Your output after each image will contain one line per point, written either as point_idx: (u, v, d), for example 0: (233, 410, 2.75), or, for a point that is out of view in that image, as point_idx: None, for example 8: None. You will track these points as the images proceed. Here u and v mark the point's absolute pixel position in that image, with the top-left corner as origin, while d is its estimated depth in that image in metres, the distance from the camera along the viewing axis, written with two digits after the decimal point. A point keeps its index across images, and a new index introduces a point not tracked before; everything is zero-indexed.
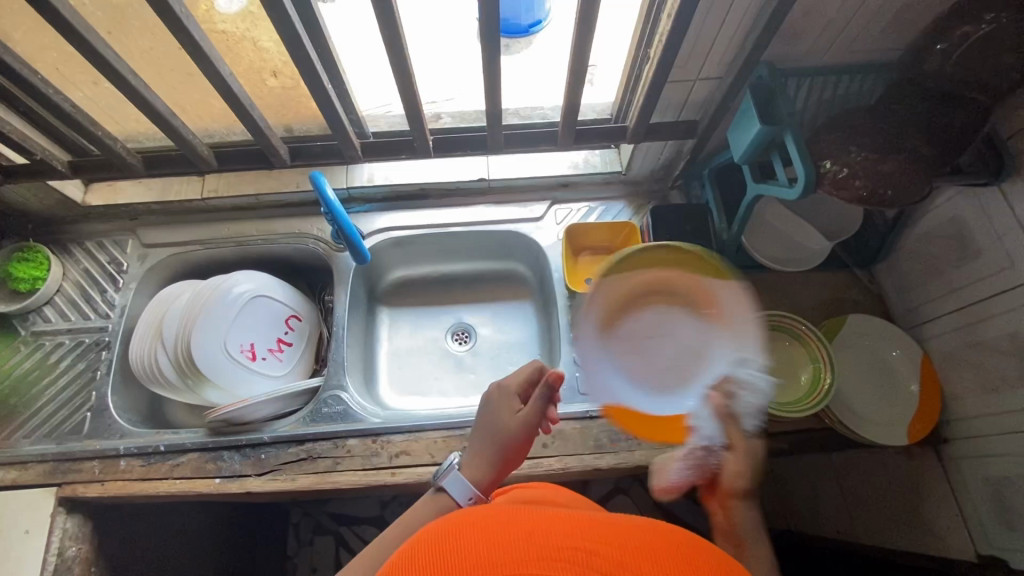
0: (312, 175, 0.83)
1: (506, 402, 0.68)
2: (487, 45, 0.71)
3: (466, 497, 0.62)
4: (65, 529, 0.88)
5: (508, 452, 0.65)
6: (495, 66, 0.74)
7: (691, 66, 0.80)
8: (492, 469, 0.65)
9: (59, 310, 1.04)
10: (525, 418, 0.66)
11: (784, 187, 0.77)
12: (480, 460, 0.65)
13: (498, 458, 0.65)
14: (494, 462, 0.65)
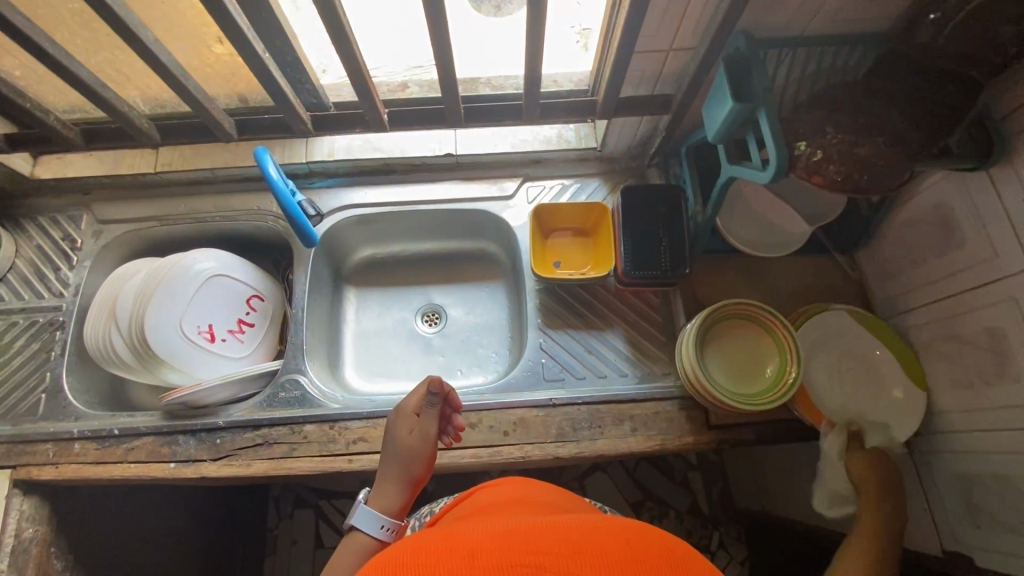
0: (256, 153, 0.79)
1: (402, 424, 0.72)
2: (434, 12, 0.65)
3: (380, 527, 0.65)
4: (22, 510, 0.88)
5: (412, 472, 0.70)
6: (445, 33, 0.68)
7: (663, 36, 0.73)
8: (400, 491, 0.69)
9: (13, 289, 1.01)
10: (422, 432, 0.72)
11: (756, 170, 0.72)
12: (386, 488, 0.69)
13: (404, 480, 0.69)
14: (401, 481, 0.69)
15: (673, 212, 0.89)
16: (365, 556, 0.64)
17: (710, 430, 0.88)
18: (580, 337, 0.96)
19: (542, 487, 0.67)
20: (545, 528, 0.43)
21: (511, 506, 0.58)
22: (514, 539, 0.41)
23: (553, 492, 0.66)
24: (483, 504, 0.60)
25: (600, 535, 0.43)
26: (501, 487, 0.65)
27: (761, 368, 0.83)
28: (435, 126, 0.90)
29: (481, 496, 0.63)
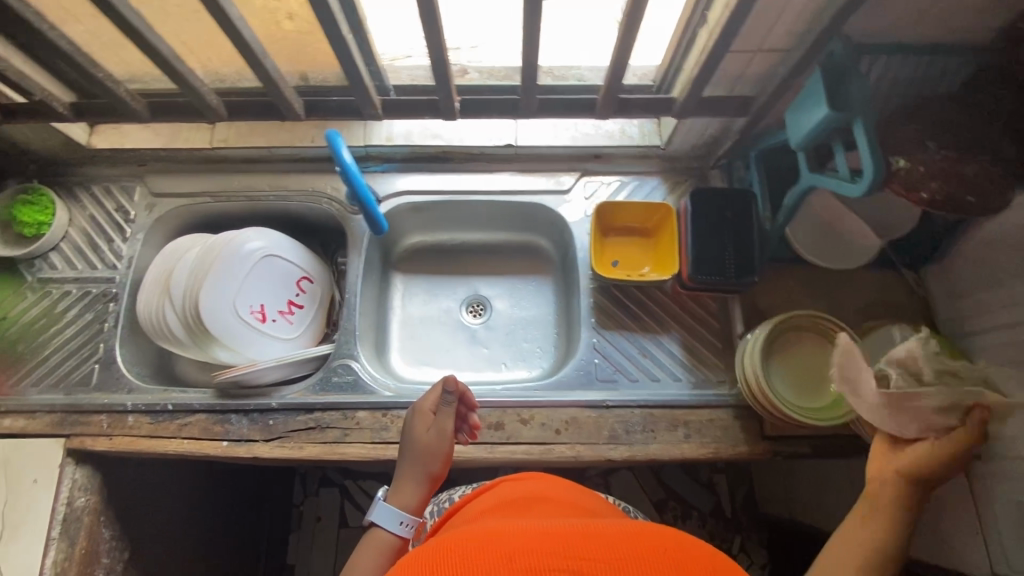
0: (329, 134, 0.76)
1: (420, 421, 0.71)
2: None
3: (400, 523, 0.66)
4: (74, 479, 0.88)
5: (431, 469, 0.69)
6: (539, 21, 0.66)
7: (757, 36, 0.71)
8: (420, 488, 0.69)
9: (66, 257, 1.00)
10: (438, 429, 0.71)
11: (846, 182, 0.70)
12: (406, 484, 0.69)
13: (423, 476, 0.69)
14: (422, 477, 0.69)
15: (744, 217, 0.87)
16: (390, 554, 0.65)
17: (764, 441, 0.87)
18: (634, 339, 0.94)
19: (568, 485, 0.67)
20: (576, 533, 0.43)
21: (538, 505, 0.58)
22: (544, 545, 0.41)
23: (577, 491, 0.66)
24: (508, 498, 0.60)
25: (633, 540, 0.43)
26: (531, 482, 0.65)
27: (825, 383, 0.81)
28: (504, 116, 0.88)
29: (507, 488, 0.63)
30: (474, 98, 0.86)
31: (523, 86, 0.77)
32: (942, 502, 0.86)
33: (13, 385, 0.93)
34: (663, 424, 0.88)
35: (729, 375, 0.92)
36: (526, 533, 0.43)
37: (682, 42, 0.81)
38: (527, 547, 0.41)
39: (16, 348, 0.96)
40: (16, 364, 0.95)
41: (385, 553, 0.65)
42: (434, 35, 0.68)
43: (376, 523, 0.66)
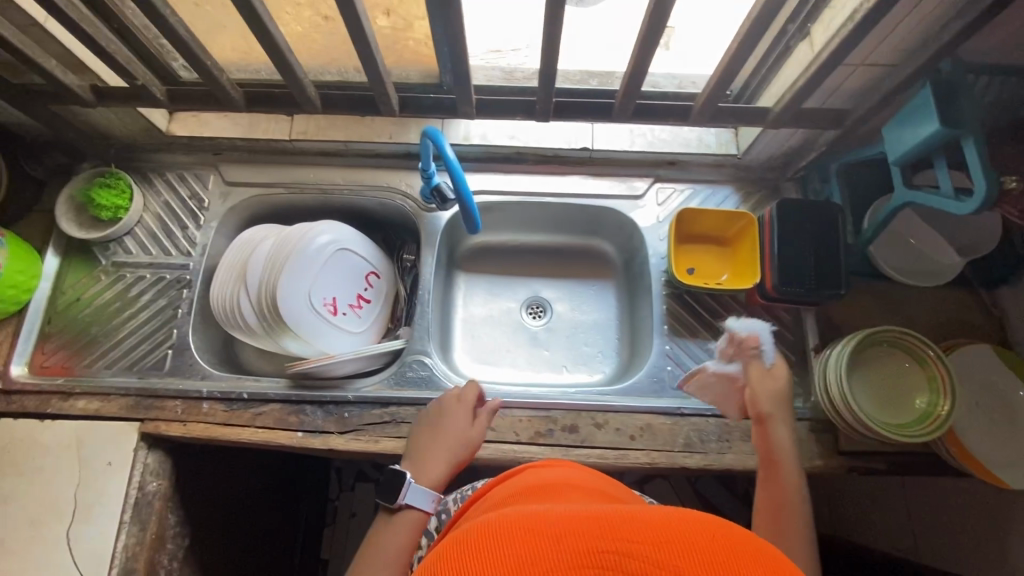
0: (430, 131, 0.80)
1: (456, 418, 0.79)
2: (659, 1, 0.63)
3: (430, 500, 0.71)
4: (147, 463, 0.88)
5: (456, 456, 0.76)
6: (661, 26, 0.67)
7: (867, 50, 0.71)
8: (444, 466, 0.75)
9: (140, 242, 1.01)
10: (476, 424, 0.80)
11: (950, 199, 0.70)
12: (433, 463, 0.74)
13: (448, 459, 0.75)
14: (449, 461, 0.75)
15: (828, 231, 0.87)
16: (417, 531, 0.69)
17: (839, 455, 0.86)
18: (707, 347, 0.94)
19: (587, 470, 0.63)
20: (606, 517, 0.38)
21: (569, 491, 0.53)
22: (569, 530, 0.36)
23: (608, 482, 0.61)
24: (537, 485, 0.55)
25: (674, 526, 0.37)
26: (552, 469, 0.60)
27: (906, 400, 0.81)
28: (593, 119, 0.88)
29: (535, 474, 0.59)
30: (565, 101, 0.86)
31: (626, 90, 0.78)
32: (1014, 524, 0.85)
33: (87, 367, 0.94)
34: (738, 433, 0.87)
35: (802, 388, 0.91)
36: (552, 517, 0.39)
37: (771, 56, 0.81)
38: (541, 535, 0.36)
39: (90, 330, 0.96)
40: (90, 347, 0.95)
41: (414, 524, 0.69)
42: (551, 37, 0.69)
43: (405, 499, 0.70)
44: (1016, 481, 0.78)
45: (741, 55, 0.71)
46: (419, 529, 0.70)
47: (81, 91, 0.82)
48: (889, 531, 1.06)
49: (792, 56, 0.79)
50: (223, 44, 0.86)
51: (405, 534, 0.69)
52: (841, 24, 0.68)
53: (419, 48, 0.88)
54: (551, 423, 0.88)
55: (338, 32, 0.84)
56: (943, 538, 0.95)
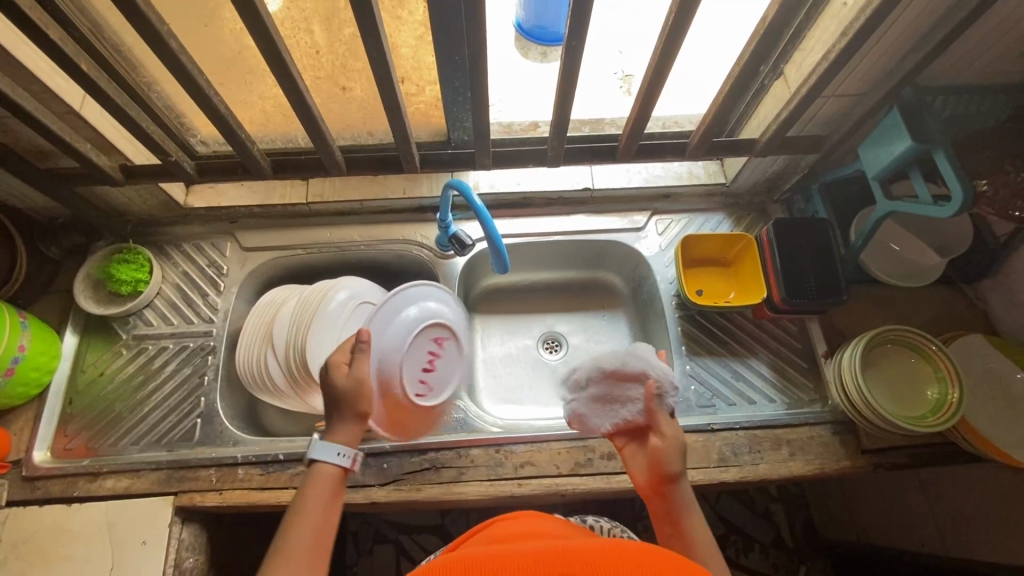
0: (455, 182, 0.88)
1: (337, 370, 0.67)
2: (660, 49, 0.73)
3: (338, 454, 0.62)
4: (182, 538, 0.85)
5: (365, 409, 0.66)
6: (662, 72, 0.76)
7: (838, 83, 0.81)
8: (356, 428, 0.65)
9: (162, 314, 1.02)
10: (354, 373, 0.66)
11: (932, 205, 0.79)
12: (344, 424, 0.65)
13: (355, 415, 0.65)
14: (364, 419, 0.66)
15: (822, 243, 0.95)
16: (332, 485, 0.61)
17: (864, 454, 0.90)
18: (724, 363, 0.99)
19: (559, 521, 0.64)
20: (512, 566, 0.42)
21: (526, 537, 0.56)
22: (508, 569, 0.41)
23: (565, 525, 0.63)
24: (501, 535, 0.57)
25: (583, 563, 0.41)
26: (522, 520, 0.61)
27: (920, 393, 0.86)
28: (597, 161, 0.96)
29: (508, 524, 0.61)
30: (570, 147, 0.94)
31: (630, 131, 0.87)
32: None
33: (112, 445, 0.92)
34: (766, 443, 0.91)
35: (819, 393, 0.96)
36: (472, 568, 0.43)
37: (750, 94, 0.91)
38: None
39: (115, 406, 0.95)
40: (114, 423, 0.94)
41: (330, 482, 0.61)
42: (565, 86, 0.78)
43: (315, 457, 0.61)
44: None
45: (731, 94, 0.81)
46: (336, 489, 0.61)
47: (112, 171, 0.86)
48: (916, 529, 1.08)
49: (770, 92, 0.89)
50: (245, 119, 0.91)
51: (322, 498, 0.60)
52: (814, 63, 0.77)
53: (429, 110, 0.94)
54: (589, 452, 0.89)
55: (355, 100, 0.91)
56: (969, 528, 0.98)
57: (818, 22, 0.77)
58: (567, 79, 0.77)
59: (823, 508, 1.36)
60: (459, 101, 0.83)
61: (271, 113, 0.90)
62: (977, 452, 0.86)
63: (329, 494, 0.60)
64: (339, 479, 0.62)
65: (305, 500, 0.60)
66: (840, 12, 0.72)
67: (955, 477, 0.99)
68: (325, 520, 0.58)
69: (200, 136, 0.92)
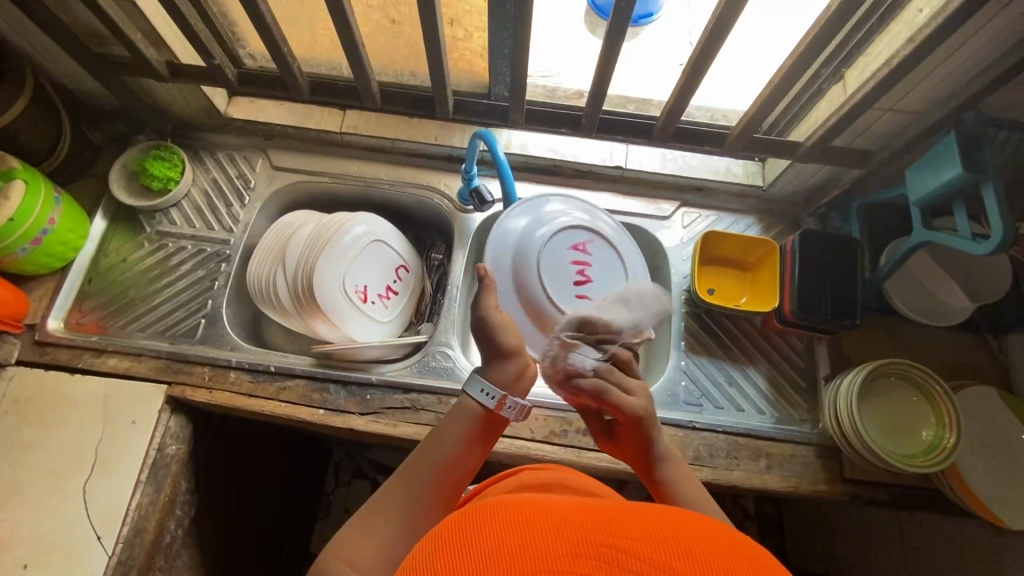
0: (483, 133, 0.88)
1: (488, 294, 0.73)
2: (714, 27, 0.70)
3: (484, 392, 0.67)
4: (169, 426, 0.90)
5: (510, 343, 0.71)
6: (711, 53, 0.73)
7: (896, 97, 0.76)
8: (504, 366, 0.70)
9: (186, 215, 1.05)
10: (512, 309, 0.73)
11: (969, 241, 0.75)
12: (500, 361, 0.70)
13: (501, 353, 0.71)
14: (512, 359, 0.71)
15: (847, 263, 0.91)
16: (472, 423, 0.65)
17: (843, 482, 0.88)
18: (721, 366, 0.97)
19: (574, 475, 0.72)
20: (566, 513, 0.39)
21: (555, 485, 0.64)
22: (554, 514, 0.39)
23: (589, 482, 0.70)
24: (536, 480, 0.66)
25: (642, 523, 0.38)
26: (549, 473, 0.69)
27: (914, 432, 0.84)
28: (632, 138, 0.94)
29: (531, 475, 0.68)
30: (608, 119, 0.92)
31: (669, 112, 0.85)
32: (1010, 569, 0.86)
33: (120, 328, 0.97)
34: (744, 451, 0.90)
35: (811, 415, 0.94)
36: (515, 508, 0.39)
37: (804, 96, 0.87)
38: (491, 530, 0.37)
39: (128, 293, 1.00)
40: (126, 308, 0.99)
41: (472, 421, 0.65)
42: (610, 52, 0.76)
43: (467, 394, 0.67)
44: (1016, 521, 0.80)
45: (779, 89, 0.78)
46: (477, 429, 0.65)
47: (159, 66, 0.88)
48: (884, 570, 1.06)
49: (825, 97, 0.85)
50: (293, 38, 0.92)
51: (459, 437, 0.64)
52: (875, 70, 0.73)
53: (474, 59, 0.93)
54: (566, 424, 0.90)
55: (401, 36, 0.90)
56: None
57: (888, 28, 0.72)
58: (612, 45, 0.75)
59: (796, 533, 1.34)
60: (502, 51, 0.81)
61: (316, 35, 0.91)
62: (960, 503, 0.84)
63: (469, 435, 0.65)
64: (482, 420, 0.66)
65: (444, 436, 0.64)
66: (913, 18, 0.68)
67: (934, 525, 0.96)
68: (458, 458, 0.62)
69: (248, 49, 0.93)
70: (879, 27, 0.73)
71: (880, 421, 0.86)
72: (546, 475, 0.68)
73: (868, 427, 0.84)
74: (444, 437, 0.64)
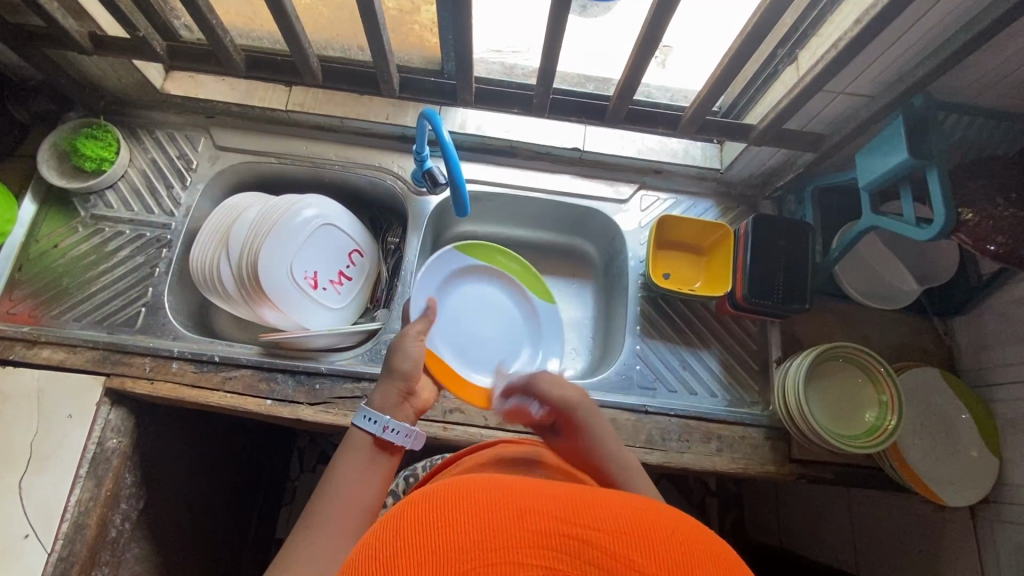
0: (428, 112, 0.84)
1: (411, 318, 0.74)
2: (658, 5, 0.67)
3: (374, 421, 0.64)
4: (109, 420, 0.87)
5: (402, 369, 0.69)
6: (659, 31, 0.71)
7: (848, 79, 0.75)
8: (396, 391, 0.69)
9: (123, 198, 1.00)
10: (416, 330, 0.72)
11: (913, 226, 0.75)
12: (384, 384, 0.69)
13: (391, 382, 0.69)
14: (400, 385, 0.69)
15: (798, 248, 0.91)
16: (365, 455, 0.63)
17: (791, 462, 0.90)
18: (676, 351, 0.98)
19: (556, 451, 0.74)
20: (547, 497, 0.37)
21: (535, 465, 0.63)
22: (532, 499, 0.37)
23: (569, 460, 0.71)
24: (509, 455, 0.66)
25: (605, 508, 0.37)
26: (523, 447, 0.70)
27: (858, 414, 0.86)
28: (586, 119, 0.92)
29: (505, 450, 0.68)
30: (564, 99, 0.90)
31: (621, 92, 0.83)
32: (947, 544, 0.89)
33: (55, 318, 0.93)
34: (696, 434, 0.90)
35: (761, 397, 0.95)
36: (474, 488, 0.37)
37: (757, 80, 0.87)
38: (445, 513, 0.36)
39: (62, 281, 0.95)
40: (60, 297, 0.94)
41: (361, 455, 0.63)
42: (557, 28, 0.73)
43: (354, 424, 0.65)
44: (952, 498, 0.84)
45: (732, 70, 0.76)
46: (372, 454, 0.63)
47: (79, 38, 0.82)
48: (829, 542, 1.10)
49: (779, 79, 0.84)
50: (229, 8, 0.86)
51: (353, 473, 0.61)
52: (825, 51, 0.72)
53: (424, 34, 0.89)
54: None
55: (345, 8, 0.85)
56: (879, 554, 0.99)
57: (839, 8, 0.71)
58: (558, 21, 0.72)
59: (751, 510, 1.38)
60: (448, 25, 0.77)
61: (250, 7, 0.85)
62: (900, 480, 0.87)
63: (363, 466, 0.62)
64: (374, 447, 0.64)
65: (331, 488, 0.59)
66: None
67: (877, 500, 0.99)
68: (359, 491, 0.60)
69: (182, 19, 0.88)
70: (831, 7, 0.71)
71: (838, 395, 0.87)
72: (522, 450, 0.69)
73: (818, 402, 0.87)
74: (334, 477, 0.60)
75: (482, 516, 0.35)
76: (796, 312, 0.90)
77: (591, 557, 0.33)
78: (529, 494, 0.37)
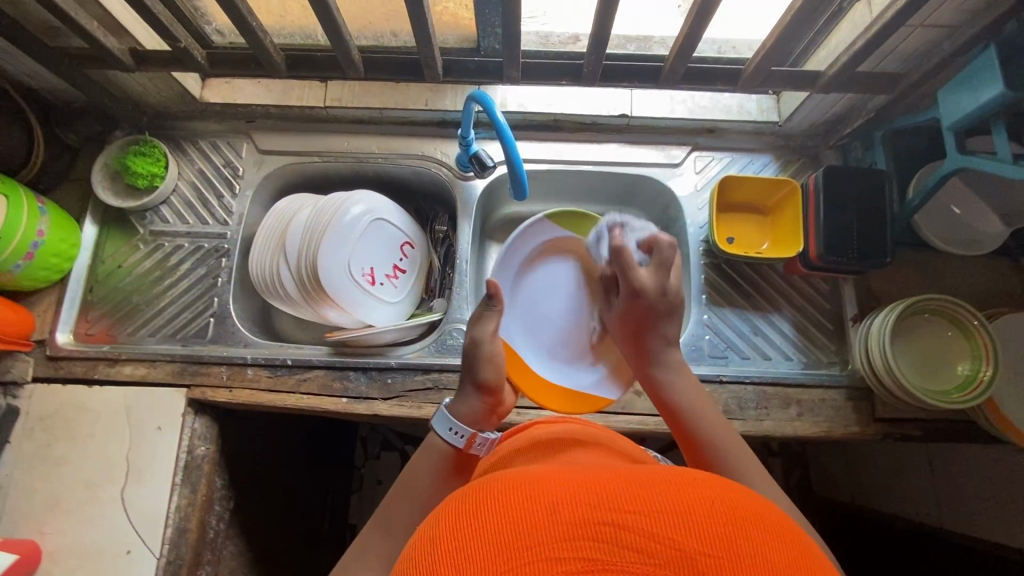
0: (477, 93, 0.82)
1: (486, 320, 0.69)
2: None
3: (449, 429, 0.62)
4: (194, 429, 0.90)
5: (484, 379, 0.66)
6: None
7: (930, 11, 0.69)
8: (475, 401, 0.66)
9: (177, 211, 1.01)
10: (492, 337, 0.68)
11: (1011, 165, 0.69)
12: (464, 392, 0.66)
13: (474, 386, 0.66)
14: (485, 393, 0.66)
15: (873, 199, 0.86)
16: (441, 462, 0.62)
17: (875, 422, 0.87)
18: (746, 317, 0.95)
19: (596, 428, 0.71)
20: (577, 485, 0.34)
21: (579, 443, 0.60)
22: (559, 488, 0.33)
23: (619, 440, 0.68)
24: (547, 434, 0.62)
25: (643, 487, 0.33)
26: (559, 427, 0.66)
27: (947, 367, 0.82)
28: (637, 83, 0.88)
29: (537, 432, 0.64)
30: (613, 64, 0.86)
31: (678, 52, 0.78)
32: None
33: (130, 334, 0.95)
34: (775, 401, 0.88)
35: (839, 356, 0.92)
36: (501, 485, 0.35)
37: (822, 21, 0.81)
38: (471, 516, 0.33)
39: (132, 299, 0.98)
40: (132, 314, 0.97)
41: (439, 459, 0.62)
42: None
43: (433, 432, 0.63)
44: None
45: (802, 18, 0.70)
46: (450, 462, 0.62)
47: (122, 55, 0.82)
48: (910, 496, 1.07)
49: (848, 17, 0.78)
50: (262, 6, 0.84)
51: (432, 471, 0.61)
52: None
53: (460, 11, 0.85)
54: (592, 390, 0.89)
55: None
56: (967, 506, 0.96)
57: None
58: None
59: (819, 467, 1.36)
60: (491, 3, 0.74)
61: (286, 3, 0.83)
62: (996, 434, 0.83)
63: (443, 471, 0.61)
64: (453, 456, 0.62)
65: (413, 484, 0.60)
66: None
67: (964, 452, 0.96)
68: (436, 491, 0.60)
69: (214, 24, 0.86)
70: None
71: (931, 350, 0.84)
72: (558, 428, 0.66)
73: (906, 357, 0.83)
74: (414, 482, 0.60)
75: (508, 515, 0.32)
76: (875, 267, 0.86)
77: (630, 542, 0.30)
78: (558, 482, 0.34)
